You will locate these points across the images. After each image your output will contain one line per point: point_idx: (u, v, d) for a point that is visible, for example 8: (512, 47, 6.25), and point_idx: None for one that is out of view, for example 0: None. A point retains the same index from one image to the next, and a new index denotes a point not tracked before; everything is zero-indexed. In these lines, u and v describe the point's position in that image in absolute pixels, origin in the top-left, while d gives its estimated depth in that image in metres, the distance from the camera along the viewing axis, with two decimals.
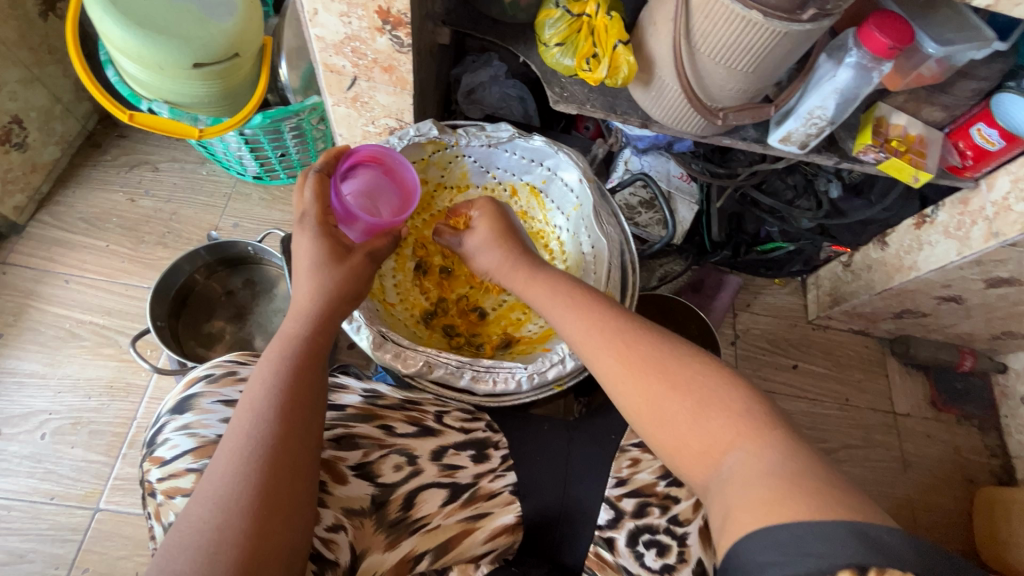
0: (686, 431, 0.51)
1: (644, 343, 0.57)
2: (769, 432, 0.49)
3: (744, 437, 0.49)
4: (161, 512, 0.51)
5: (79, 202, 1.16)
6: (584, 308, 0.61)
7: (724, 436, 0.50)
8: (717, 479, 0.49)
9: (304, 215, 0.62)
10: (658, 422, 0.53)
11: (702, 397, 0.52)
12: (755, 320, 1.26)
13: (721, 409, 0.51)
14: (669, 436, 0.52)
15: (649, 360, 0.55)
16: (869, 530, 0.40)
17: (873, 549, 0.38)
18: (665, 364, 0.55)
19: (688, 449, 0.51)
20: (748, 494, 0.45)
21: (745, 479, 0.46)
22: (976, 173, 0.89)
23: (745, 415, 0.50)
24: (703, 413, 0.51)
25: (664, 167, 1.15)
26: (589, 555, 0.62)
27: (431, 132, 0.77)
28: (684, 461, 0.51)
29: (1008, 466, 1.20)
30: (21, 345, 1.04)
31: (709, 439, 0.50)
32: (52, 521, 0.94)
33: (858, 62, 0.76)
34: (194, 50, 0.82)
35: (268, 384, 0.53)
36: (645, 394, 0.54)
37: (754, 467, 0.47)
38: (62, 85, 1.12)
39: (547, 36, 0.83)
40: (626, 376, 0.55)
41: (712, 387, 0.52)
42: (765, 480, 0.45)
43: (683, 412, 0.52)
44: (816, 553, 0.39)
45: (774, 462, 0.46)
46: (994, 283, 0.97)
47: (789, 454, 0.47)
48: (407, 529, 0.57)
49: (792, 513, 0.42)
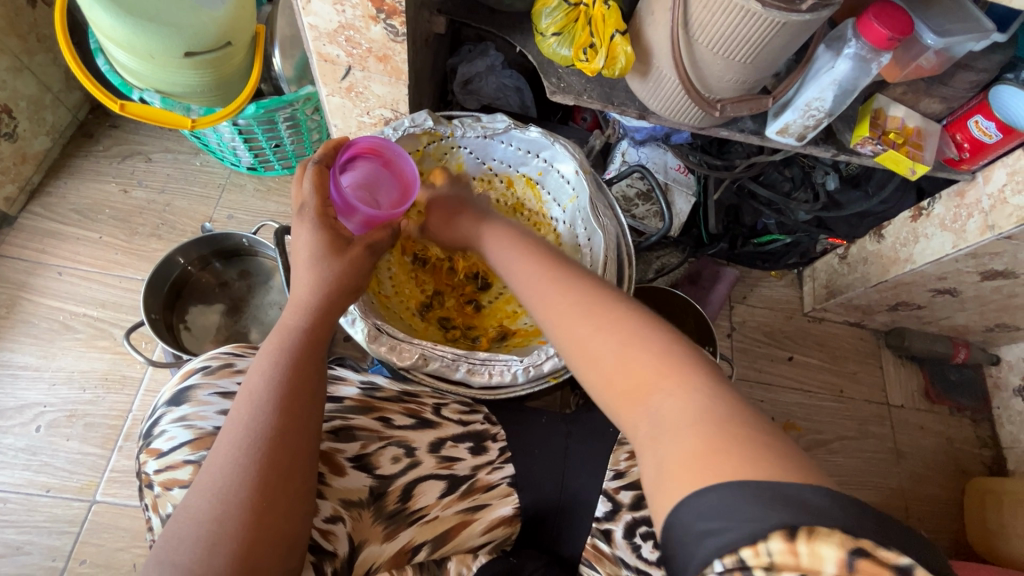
0: (615, 369, 0.49)
1: (581, 286, 0.56)
2: (695, 376, 0.46)
3: (670, 380, 0.46)
4: (159, 504, 0.51)
5: (71, 193, 1.15)
6: (532, 257, 0.62)
7: (651, 376, 0.47)
8: (644, 420, 0.45)
9: (304, 207, 0.62)
10: (590, 359, 0.50)
11: (628, 342, 0.49)
12: (751, 312, 1.26)
13: (649, 349, 0.48)
14: (601, 376, 0.49)
15: (584, 301, 0.54)
16: (791, 490, 0.36)
17: (802, 512, 0.34)
18: (595, 312, 0.52)
19: (617, 389, 0.48)
20: (679, 444, 0.41)
21: (676, 428, 0.43)
22: (973, 166, 0.89)
23: (672, 357, 0.47)
24: (631, 350, 0.49)
25: (662, 159, 1.13)
26: (586, 547, 0.63)
27: (426, 122, 0.76)
28: (613, 402, 0.48)
29: (999, 457, 1.21)
30: (14, 338, 1.04)
31: (636, 377, 0.47)
32: (49, 513, 0.94)
33: (858, 53, 0.75)
34: (186, 38, 0.81)
35: (267, 376, 0.52)
36: (580, 332, 0.52)
37: (684, 414, 0.43)
38: (52, 74, 1.11)
39: (544, 26, 0.82)
40: (563, 316, 0.54)
41: (641, 333, 0.49)
42: (695, 427, 0.42)
43: (613, 349, 0.49)
44: (746, 516, 0.35)
45: (701, 407, 0.43)
46: (989, 276, 0.98)
47: (718, 401, 0.43)
48: (405, 520, 0.58)
49: (724, 471, 0.38)
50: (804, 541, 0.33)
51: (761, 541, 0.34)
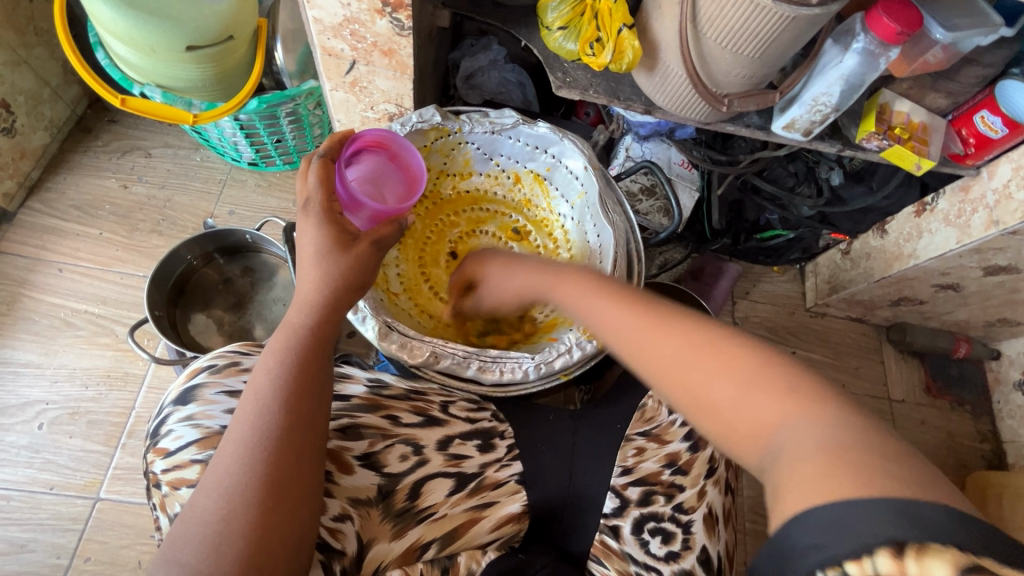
0: (728, 401, 0.48)
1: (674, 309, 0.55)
2: (818, 400, 0.44)
3: (793, 409, 0.44)
4: (166, 503, 0.51)
5: (71, 189, 1.14)
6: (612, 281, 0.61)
7: (770, 404, 0.45)
8: (765, 453, 0.45)
9: (309, 201, 0.61)
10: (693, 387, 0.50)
11: (733, 368, 0.48)
12: (753, 308, 1.26)
13: (764, 377, 0.47)
14: (711, 405, 0.49)
15: (680, 327, 0.53)
16: (915, 509, 0.35)
17: (920, 531, 0.34)
18: (697, 337, 0.52)
19: (734, 421, 0.47)
20: (794, 468, 0.41)
21: (791, 453, 0.42)
22: (978, 161, 0.89)
23: (789, 382, 0.46)
24: (745, 379, 0.47)
25: (665, 154, 1.13)
26: (594, 543, 0.62)
27: (434, 118, 0.76)
28: (729, 434, 0.47)
29: (999, 451, 1.22)
30: (15, 335, 1.03)
31: (751, 406, 0.46)
32: (53, 510, 0.93)
33: (866, 48, 0.75)
34: (188, 32, 0.80)
35: (272, 375, 0.52)
36: (681, 360, 0.51)
37: (802, 440, 0.42)
38: (50, 68, 1.09)
39: (550, 20, 0.81)
40: (657, 344, 0.53)
41: (748, 359, 0.49)
42: (816, 452, 0.41)
43: (721, 377, 0.48)
44: (863, 536, 0.35)
45: (827, 433, 0.42)
46: (992, 271, 0.98)
47: (840, 425, 0.42)
48: (413, 519, 0.57)
49: (838, 490, 0.37)
50: (915, 559, 0.33)
51: (872, 559, 0.34)
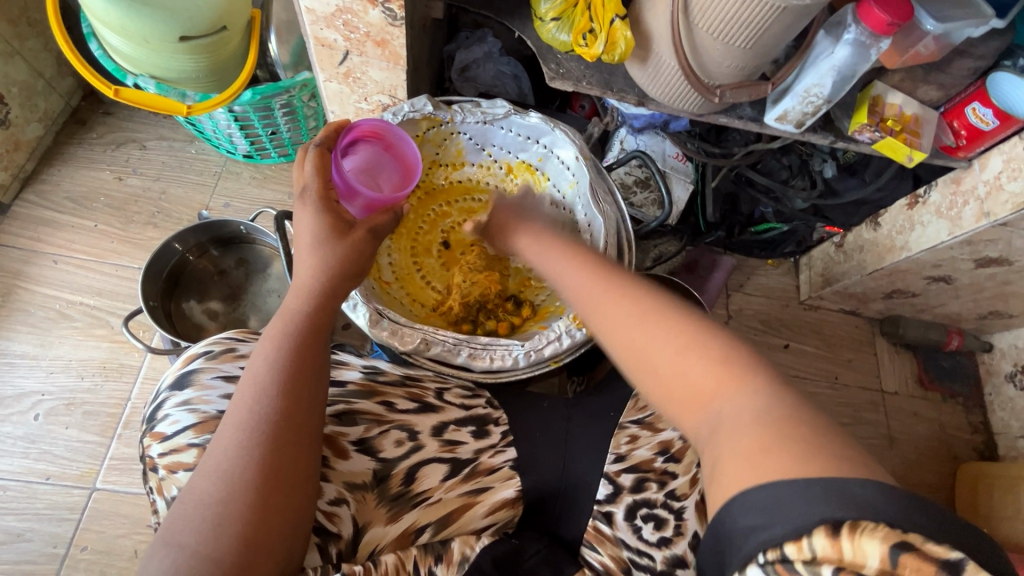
0: (675, 377, 0.48)
1: (635, 291, 0.55)
2: (755, 378, 0.45)
3: (729, 386, 0.45)
4: (163, 486, 0.52)
5: (65, 181, 1.14)
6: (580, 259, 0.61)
7: (711, 379, 0.46)
8: (705, 425, 0.45)
9: (305, 190, 0.61)
10: (647, 366, 0.50)
11: (681, 342, 0.48)
12: (747, 300, 1.27)
13: (706, 353, 0.47)
14: (659, 381, 0.49)
15: (637, 306, 0.53)
16: (848, 486, 0.35)
17: (850, 506, 0.34)
18: (649, 312, 0.52)
19: (677, 395, 0.48)
20: (733, 443, 0.41)
21: (732, 427, 0.42)
22: (970, 153, 0.89)
23: (732, 359, 0.46)
24: (690, 355, 0.48)
25: (660, 146, 1.13)
26: (588, 529, 0.63)
27: (426, 108, 0.76)
28: (673, 406, 0.48)
29: (991, 442, 1.23)
30: (10, 327, 1.03)
31: (698, 381, 0.46)
32: (49, 500, 0.94)
33: (857, 38, 0.75)
34: (180, 23, 0.80)
35: (270, 361, 0.53)
36: (636, 339, 0.51)
37: (741, 413, 0.42)
38: (43, 60, 1.09)
39: (544, 11, 0.82)
40: (616, 324, 0.53)
41: (694, 333, 0.49)
42: (755, 427, 0.41)
43: (671, 352, 0.48)
44: (794, 512, 0.34)
45: (761, 409, 0.42)
46: (983, 263, 0.99)
47: (776, 402, 0.42)
48: (408, 503, 0.58)
49: (772, 467, 0.37)
50: (848, 537, 0.32)
51: (805, 537, 0.33)
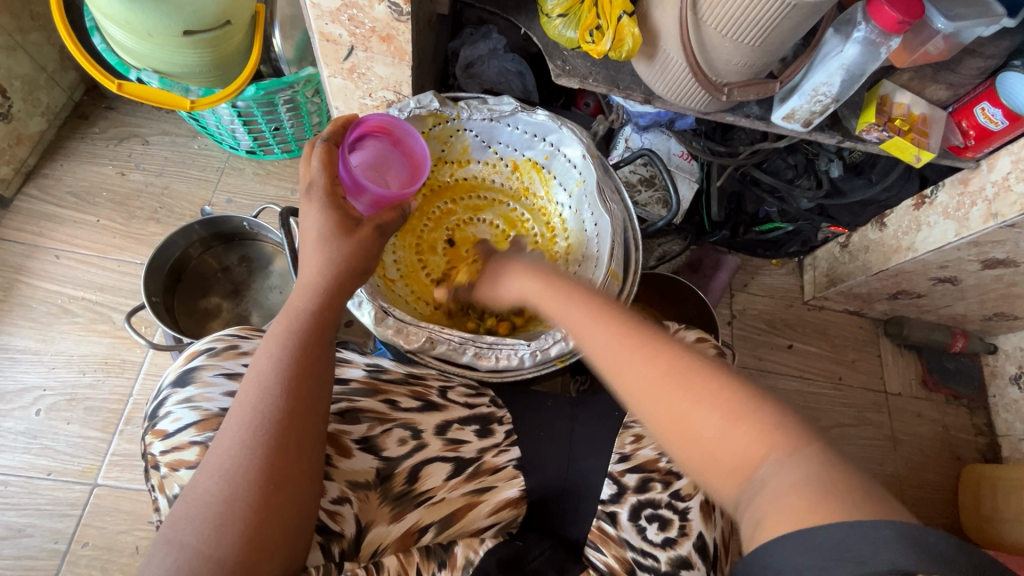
0: (717, 442, 0.45)
1: (668, 347, 0.51)
2: (805, 442, 0.43)
3: (782, 447, 0.43)
4: (165, 484, 0.51)
5: (68, 175, 1.13)
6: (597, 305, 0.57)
7: (758, 443, 0.44)
8: (751, 494, 0.43)
9: (312, 185, 0.61)
10: (682, 430, 0.47)
11: (727, 410, 0.46)
12: (752, 300, 1.26)
13: (751, 420, 0.45)
14: (695, 448, 0.46)
15: (676, 366, 0.50)
16: (926, 536, 0.36)
17: (922, 553, 0.35)
18: (685, 373, 0.49)
19: (718, 460, 0.45)
20: (787, 505, 0.40)
21: (782, 492, 0.41)
22: (978, 154, 0.89)
23: (781, 423, 0.45)
24: (736, 420, 0.45)
25: (665, 145, 1.13)
26: (591, 528, 0.62)
27: (432, 104, 0.76)
28: (716, 472, 0.45)
29: (994, 445, 1.23)
30: (12, 321, 1.03)
31: (744, 446, 0.45)
32: (50, 496, 0.94)
33: (866, 37, 0.74)
34: (184, 17, 0.79)
35: (274, 359, 0.52)
36: (675, 402, 0.48)
37: (792, 479, 0.41)
38: (46, 54, 1.09)
39: (549, 7, 0.81)
40: (649, 381, 0.50)
41: (739, 397, 0.47)
42: (809, 494, 0.40)
43: (713, 416, 0.46)
44: (859, 559, 0.36)
45: (814, 474, 0.41)
46: (990, 264, 0.98)
47: (828, 465, 0.41)
48: (411, 502, 0.57)
49: (836, 524, 0.37)
50: None
51: None
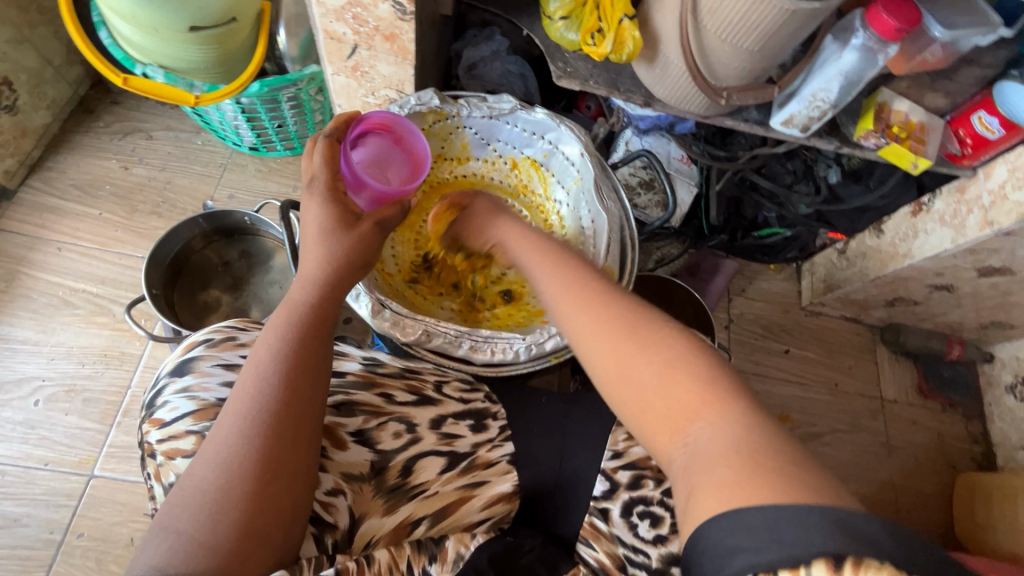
0: (654, 399, 0.49)
1: (622, 310, 0.55)
2: (734, 408, 0.46)
3: (711, 409, 0.46)
4: (161, 473, 0.52)
5: (71, 168, 1.14)
6: (563, 268, 0.61)
7: (690, 403, 0.47)
8: (681, 452, 0.46)
9: (314, 179, 0.62)
10: (624, 388, 0.50)
11: (668, 369, 0.49)
12: (749, 304, 1.27)
13: (687, 379, 0.48)
14: (634, 406, 0.50)
15: (624, 328, 0.53)
16: (854, 521, 0.36)
17: (854, 540, 0.35)
18: (637, 331, 0.52)
19: (655, 417, 0.48)
20: (714, 473, 0.42)
21: (711, 457, 0.44)
22: (974, 162, 0.89)
23: (712, 387, 0.48)
24: (673, 382, 0.49)
25: (665, 148, 1.13)
26: (583, 525, 0.63)
27: (432, 100, 0.77)
28: (652, 429, 0.49)
29: (989, 453, 1.23)
30: (13, 312, 1.03)
31: (677, 405, 0.48)
32: (47, 486, 0.94)
33: (864, 44, 0.75)
34: (190, 14, 0.80)
35: (273, 350, 0.53)
36: (625, 357, 0.51)
37: (721, 444, 0.44)
38: (53, 48, 1.10)
39: (552, 9, 0.82)
40: (600, 339, 0.53)
41: (680, 358, 0.50)
42: (729, 462, 0.42)
43: (652, 376, 0.49)
44: (785, 536, 0.36)
45: (740, 441, 0.44)
46: (986, 272, 0.99)
47: (754, 432, 0.44)
48: (405, 495, 0.58)
49: (760, 497, 0.39)
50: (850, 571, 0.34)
51: (803, 565, 0.35)
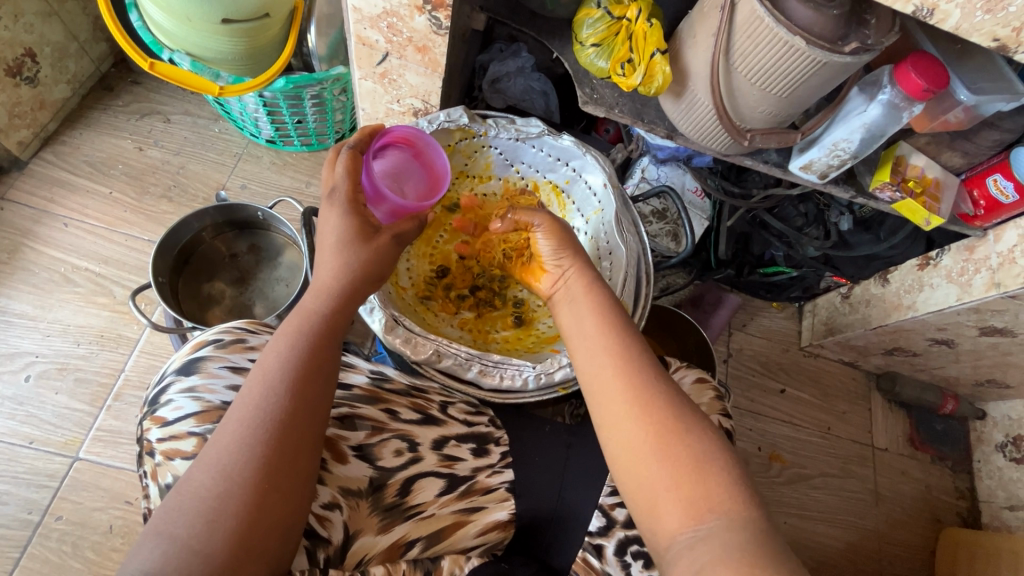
0: (679, 483, 0.51)
1: (659, 387, 0.56)
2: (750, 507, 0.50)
3: (729, 505, 0.49)
4: (158, 472, 0.51)
5: (86, 145, 1.13)
6: (609, 327, 0.60)
7: (714, 497, 0.50)
8: (692, 535, 0.49)
9: (334, 191, 0.61)
10: (647, 467, 0.52)
11: (700, 459, 0.52)
12: (749, 340, 1.27)
13: (711, 474, 0.51)
14: (654, 485, 0.52)
15: (663, 409, 0.54)
16: None
17: None
18: (676, 414, 0.54)
19: (674, 501, 0.51)
20: (724, 562, 0.46)
21: (722, 550, 0.47)
22: (986, 224, 0.89)
23: (736, 485, 0.51)
24: (700, 475, 0.51)
25: (680, 179, 1.14)
26: (576, 559, 0.63)
27: (461, 118, 0.78)
28: (664, 509, 0.51)
29: (975, 510, 1.23)
30: (12, 284, 1.02)
31: (699, 494, 0.50)
32: (29, 465, 0.92)
33: (891, 100, 0.76)
34: (225, 7, 0.81)
35: (282, 358, 0.52)
36: (657, 437, 0.53)
37: (733, 538, 0.47)
38: (80, 23, 1.10)
39: (584, 36, 0.82)
40: (635, 412, 0.54)
41: (712, 451, 0.52)
42: (738, 558, 0.46)
43: (679, 466, 0.52)
44: None
45: (750, 540, 0.47)
46: (987, 331, 0.99)
47: (766, 535, 0.48)
48: (401, 515, 0.57)
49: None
50: None
51: None
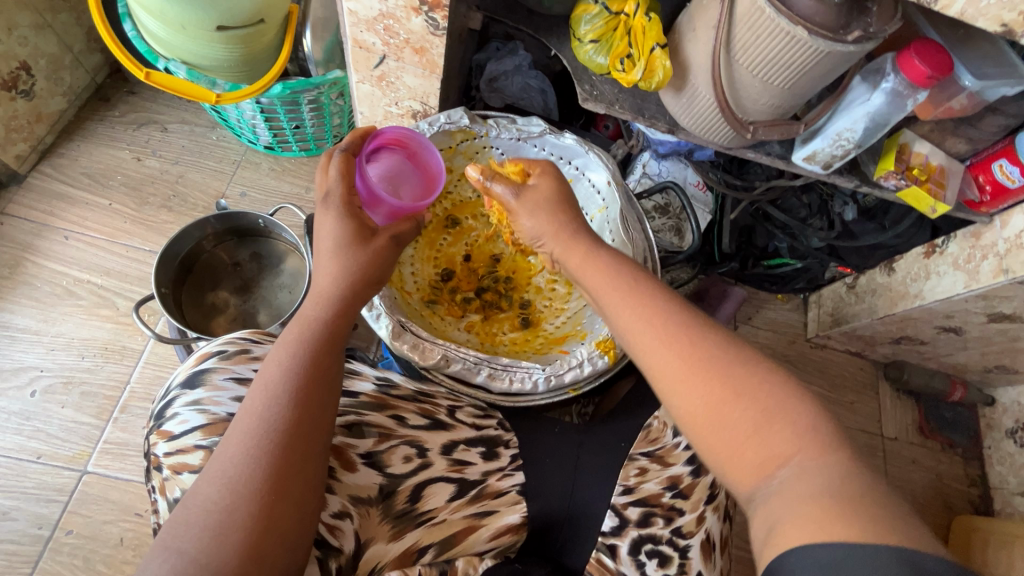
0: (746, 437, 0.50)
1: (709, 345, 0.54)
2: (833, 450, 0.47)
3: (805, 452, 0.47)
4: (166, 487, 0.51)
5: (84, 156, 1.13)
6: (645, 294, 0.59)
7: (784, 449, 0.48)
8: (766, 490, 0.48)
9: (329, 195, 0.60)
10: (707, 426, 0.52)
11: (764, 409, 0.50)
12: (755, 333, 1.26)
13: (782, 423, 0.49)
14: (722, 441, 0.51)
15: (715, 368, 0.53)
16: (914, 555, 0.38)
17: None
18: (732, 369, 0.53)
19: (743, 456, 0.50)
20: (800, 508, 0.44)
21: (799, 494, 0.45)
22: (992, 209, 0.89)
23: (807, 433, 0.48)
24: (766, 428, 0.49)
25: (681, 173, 1.13)
26: (590, 561, 0.62)
27: (462, 120, 0.77)
28: (735, 465, 0.50)
29: (987, 497, 1.22)
30: (15, 299, 1.02)
31: (766, 448, 0.49)
32: (38, 480, 0.92)
33: (894, 87, 0.75)
34: (220, 13, 0.80)
35: (284, 367, 0.52)
36: (712, 396, 0.52)
37: (812, 482, 0.45)
38: (73, 34, 1.09)
39: (582, 32, 0.81)
40: (685, 375, 0.53)
41: (779, 401, 0.50)
42: (821, 499, 0.43)
43: (744, 421, 0.50)
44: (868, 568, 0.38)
45: (834, 480, 0.45)
46: (996, 318, 0.98)
47: (854, 476, 0.45)
48: (412, 521, 0.57)
49: (840, 535, 0.40)
50: None
51: None
